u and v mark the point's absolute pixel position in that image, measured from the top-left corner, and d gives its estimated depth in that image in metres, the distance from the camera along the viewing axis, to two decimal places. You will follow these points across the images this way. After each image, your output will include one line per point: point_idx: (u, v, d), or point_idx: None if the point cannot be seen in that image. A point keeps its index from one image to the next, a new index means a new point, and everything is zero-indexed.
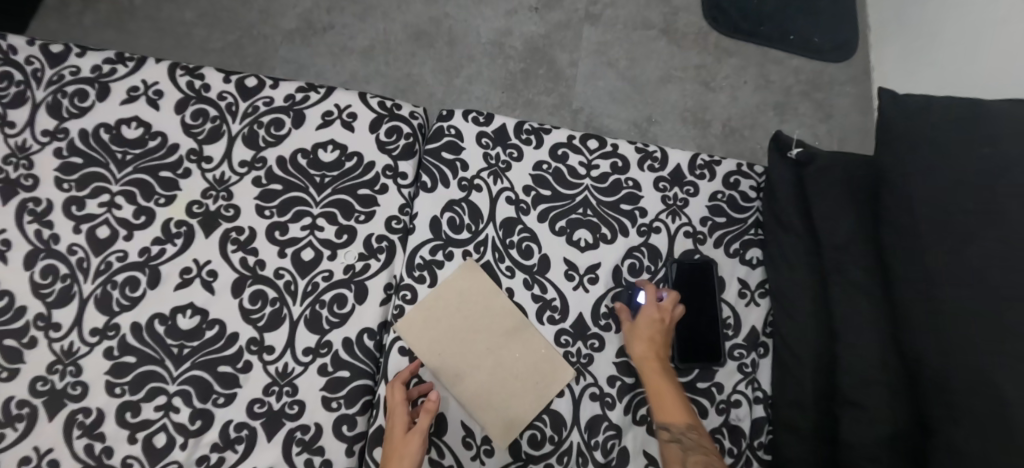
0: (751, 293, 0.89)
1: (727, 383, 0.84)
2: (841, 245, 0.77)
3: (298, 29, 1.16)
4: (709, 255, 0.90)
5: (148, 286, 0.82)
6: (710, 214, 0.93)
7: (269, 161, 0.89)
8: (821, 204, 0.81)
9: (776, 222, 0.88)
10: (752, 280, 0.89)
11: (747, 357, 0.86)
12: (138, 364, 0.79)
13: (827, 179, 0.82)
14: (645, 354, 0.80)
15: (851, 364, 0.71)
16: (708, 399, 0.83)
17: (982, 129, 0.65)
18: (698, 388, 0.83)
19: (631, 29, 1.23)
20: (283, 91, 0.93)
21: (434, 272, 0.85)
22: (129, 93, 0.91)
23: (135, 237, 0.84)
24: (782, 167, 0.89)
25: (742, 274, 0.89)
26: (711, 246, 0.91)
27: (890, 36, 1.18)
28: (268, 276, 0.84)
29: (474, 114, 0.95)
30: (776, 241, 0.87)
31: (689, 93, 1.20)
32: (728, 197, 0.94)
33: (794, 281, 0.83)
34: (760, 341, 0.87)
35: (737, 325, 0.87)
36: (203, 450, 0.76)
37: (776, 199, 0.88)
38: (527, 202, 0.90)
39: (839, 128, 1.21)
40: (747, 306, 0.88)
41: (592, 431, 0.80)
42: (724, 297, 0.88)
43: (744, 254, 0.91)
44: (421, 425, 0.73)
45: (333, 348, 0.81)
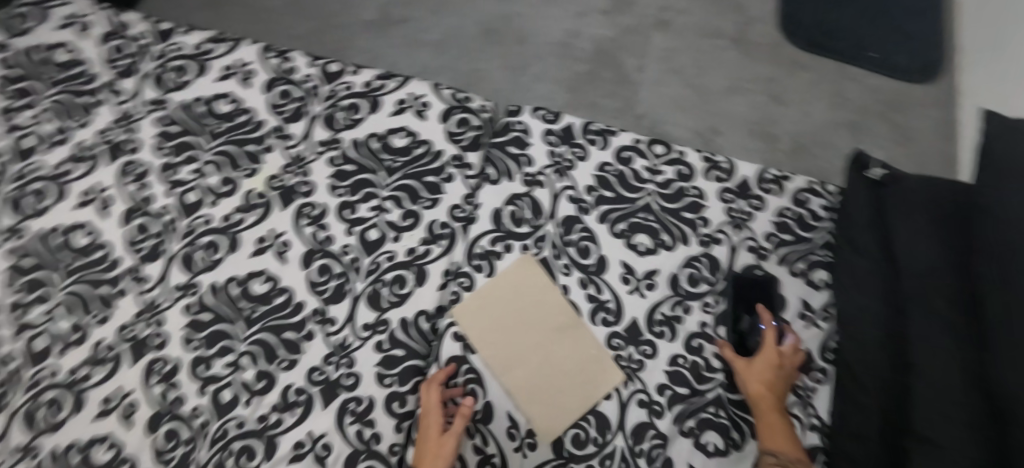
0: (813, 316, 0.85)
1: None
2: (926, 274, 0.74)
3: (377, 20, 1.21)
4: (771, 272, 0.87)
5: (227, 250, 0.88)
6: (776, 229, 0.90)
7: (344, 142, 0.93)
8: (905, 230, 0.77)
9: (846, 244, 0.84)
10: (817, 302, 0.86)
11: (804, 380, 0.82)
12: (212, 322, 0.84)
13: (912, 206, 0.79)
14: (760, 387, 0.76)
15: (927, 398, 0.67)
16: None
17: None
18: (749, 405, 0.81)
19: (703, 38, 1.22)
20: (363, 78, 0.98)
21: (493, 263, 0.87)
22: (224, 71, 0.97)
23: (220, 204, 0.90)
24: (859, 189, 0.86)
25: (805, 295, 0.86)
26: (774, 263, 0.88)
27: (982, 59, 1.12)
28: (335, 251, 0.88)
29: (543, 111, 0.97)
30: (845, 262, 0.83)
31: (758, 106, 1.15)
32: (796, 214, 0.91)
33: (864, 305, 0.79)
34: (819, 366, 0.83)
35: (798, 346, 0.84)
36: (263, 410, 0.81)
37: (850, 220, 0.85)
38: (588, 201, 0.91)
39: (918, 152, 1.12)
40: (808, 328, 0.85)
41: (638, 438, 0.79)
42: (784, 316, 0.85)
43: (808, 275, 0.87)
44: (456, 429, 0.76)
45: (390, 326, 0.84)
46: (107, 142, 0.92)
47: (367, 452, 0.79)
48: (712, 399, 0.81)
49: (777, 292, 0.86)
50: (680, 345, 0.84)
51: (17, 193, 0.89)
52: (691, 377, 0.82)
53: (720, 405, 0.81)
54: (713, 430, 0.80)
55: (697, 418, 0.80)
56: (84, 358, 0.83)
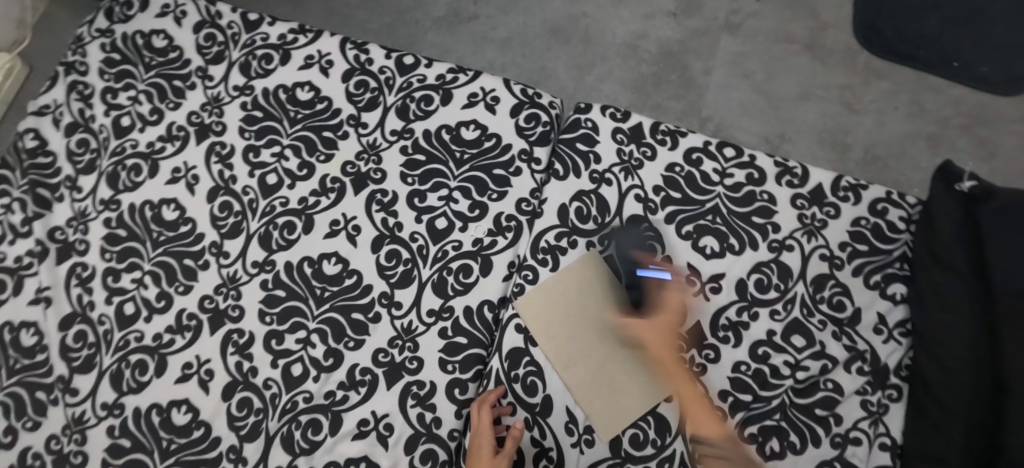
0: (888, 330, 0.81)
1: (848, 417, 0.78)
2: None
3: (446, 16, 1.23)
4: (845, 282, 0.84)
5: (302, 231, 0.92)
6: (852, 240, 0.86)
7: (416, 133, 0.96)
8: (1001, 245, 0.73)
9: (932, 260, 0.80)
10: (893, 317, 0.82)
11: (873, 395, 0.79)
12: (285, 299, 0.89)
13: (1011, 220, 0.74)
14: (669, 363, 0.80)
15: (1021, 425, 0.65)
16: (824, 429, 0.77)
17: None
18: (816, 415, 0.78)
19: (774, 43, 1.18)
20: (435, 71, 1.00)
21: (557, 257, 0.88)
22: (305, 61, 1.01)
23: (297, 187, 0.94)
24: (950, 201, 0.81)
25: (882, 309, 0.82)
26: (848, 273, 0.84)
27: None
28: (403, 237, 0.90)
29: (613, 109, 0.95)
30: (931, 279, 0.79)
31: (830, 114, 1.13)
32: (872, 224, 0.86)
33: (952, 326, 0.75)
34: (890, 382, 0.79)
35: (874, 361, 0.80)
36: (330, 386, 0.84)
37: (938, 234, 0.80)
38: (656, 201, 0.90)
39: (1000, 169, 1.08)
40: (886, 343, 0.81)
41: None
42: (859, 329, 0.82)
43: (885, 288, 0.83)
44: (509, 449, 0.76)
45: (454, 313, 0.86)
46: (196, 124, 0.98)
47: (428, 435, 0.81)
48: (775, 406, 0.79)
49: (850, 302, 0.83)
50: (746, 352, 0.82)
51: (114, 168, 0.96)
52: (755, 383, 0.80)
53: (782, 413, 0.79)
54: (776, 436, 0.78)
55: (760, 424, 0.78)
56: (168, 325, 0.88)
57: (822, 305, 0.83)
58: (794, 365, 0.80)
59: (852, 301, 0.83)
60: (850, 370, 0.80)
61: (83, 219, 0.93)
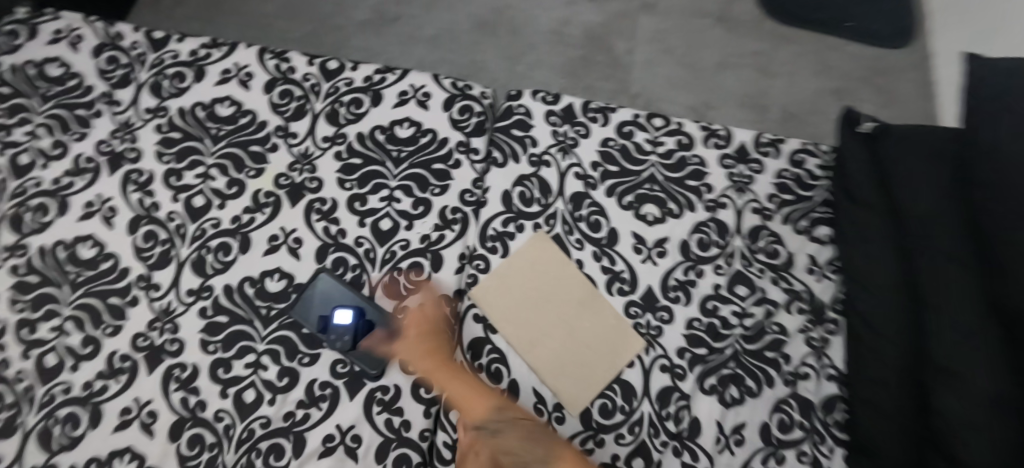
0: (821, 269, 0.87)
1: (796, 355, 0.83)
2: (926, 213, 0.77)
3: (371, 20, 1.15)
4: (777, 231, 0.89)
5: (239, 251, 0.88)
6: (778, 191, 0.92)
7: (349, 137, 0.93)
8: (901, 175, 0.81)
9: (849, 201, 0.86)
10: (822, 257, 0.88)
11: (815, 331, 0.84)
12: (229, 324, 0.84)
13: (905, 152, 0.82)
14: (425, 358, 0.79)
15: (943, 332, 0.70)
16: (776, 369, 0.82)
17: None
18: (766, 357, 0.83)
19: (691, 18, 1.21)
20: (362, 73, 0.97)
21: (506, 243, 0.88)
22: (222, 75, 0.96)
23: (227, 206, 0.90)
24: (856, 144, 0.88)
25: (812, 250, 0.88)
26: (778, 222, 0.90)
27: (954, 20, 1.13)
28: (349, 244, 0.88)
29: (543, 93, 0.97)
30: (850, 217, 0.85)
31: (747, 80, 1.16)
32: (794, 175, 0.93)
33: (873, 256, 0.81)
34: (828, 318, 0.85)
35: (811, 300, 0.86)
36: (289, 407, 0.81)
37: (851, 176, 0.86)
38: (595, 177, 0.92)
39: (901, 114, 1.15)
40: (818, 282, 0.87)
41: (663, 402, 0.80)
42: (794, 272, 0.87)
43: (812, 231, 0.89)
44: None
45: (410, 313, 0.85)
46: (107, 154, 0.92)
47: (398, 440, 0.79)
48: (729, 355, 0.83)
49: (783, 249, 0.88)
50: (697, 308, 0.85)
51: (16, 210, 0.88)
52: (708, 336, 0.84)
53: (736, 359, 0.83)
54: (733, 383, 0.81)
55: (718, 375, 0.82)
56: (99, 371, 0.82)
57: (759, 255, 0.88)
58: (741, 313, 0.85)
59: (785, 247, 0.88)
60: (791, 311, 0.85)
61: None
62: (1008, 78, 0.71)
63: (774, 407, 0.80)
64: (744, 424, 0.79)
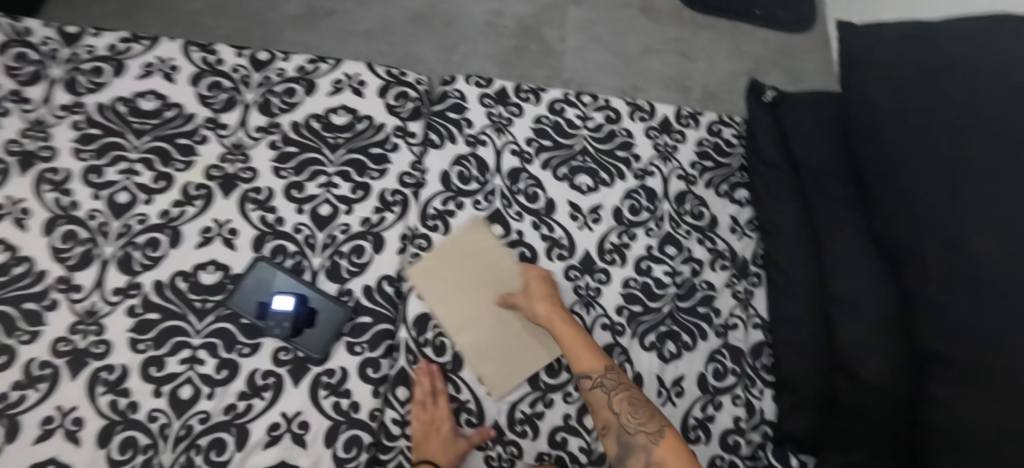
0: (741, 228, 0.95)
1: (724, 308, 0.89)
2: (820, 167, 0.85)
3: (302, 16, 1.12)
4: (701, 195, 0.96)
5: (169, 245, 0.84)
6: (699, 158, 0.99)
7: (284, 126, 0.92)
8: (797, 137, 0.89)
9: (759, 166, 0.94)
10: (741, 217, 0.96)
11: (740, 284, 0.91)
12: (161, 321, 0.81)
13: (799, 115, 0.91)
14: (549, 307, 0.82)
15: (839, 268, 0.78)
16: (708, 323, 0.87)
17: (924, 45, 0.74)
18: (699, 312, 0.88)
19: (615, 8, 1.24)
20: (295, 63, 0.96)
21: (447, 221, 0.90)
22: (145, 69, 0.93)
23: (155, 201, 0.86)
24: (760, 114, 0.96)
25: (733, 212, 0.96)
26: (701, 187, 0.97)
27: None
28: (287, 231, 0.86)
29: (476, 78, 1.00)
30: (760, 180, 0.93)
31: (671, 63, 1.21)
32: (712, 143, 1.01)
33: (780, 212, 0.88)
34: (751, 271, 0.92)
35: (733, 257, 0.92)
36: (230, 399, 0.78)
37: (758, 143, 0.95)
38: (530, 152, 0.96)
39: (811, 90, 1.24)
40: (739, 240, 0.94)
41: None
42: (718, 232, 0.94)
43: (732, 194, 0.97)
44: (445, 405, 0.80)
45: (353, 295, 0.85)
46: (16, 153, 0.86)
47: (347, 421, 0.79)
48: (665, 313, 0.87)
49: (707, 211, 0.95)
50: (632, 269, 0.90)
51: None
52: (643, 295, 0.88)
53: (670, 317, 0.87)
54: (670, 339, 0.86)
55: (656, 332, 0.86)
56: (14, 381, 0.76)
57: (686, 218, 0.94)
58: (673, 272, 0.90)
59: (709, 210, 0.95)
60: (716, 268, 0.91)
61: None
62: (871, 39, 0.79)
63: (709, 358, 0.85)
64: (682, 376, 0.84)
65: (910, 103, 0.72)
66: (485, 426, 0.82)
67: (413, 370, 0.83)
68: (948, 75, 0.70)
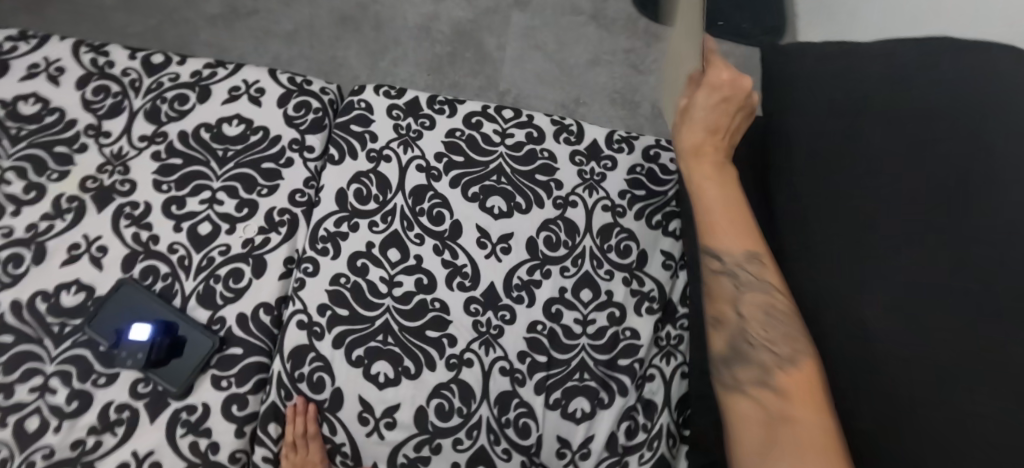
0: (675, 265, 0.84)
1: (647, 358, 0.79)
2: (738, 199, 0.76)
3: (221, 14, 1.05)
4: (630, 228, 0.86)
5: (33, 262, 0.78)
6: (630, 187, 0.88)
7: (170, 135, 0.85)
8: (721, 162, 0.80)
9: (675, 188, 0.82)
10: (674, 251, 0.85)
11: (664, 330, 0.81)
12: (14, 344, 0.74)
13: None
14: None
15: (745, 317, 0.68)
16: (630, 377, 0.78)
17: (843, 64, 0.65)
18: (620, 366, 0.78)
19: (562, 16, 1.13)
20: (190, 67, 0.89)
21: (338, 244, 0.82)
22: (29, 70, 0.87)
23: (24, 212, 0.80)
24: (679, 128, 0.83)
25: (665, 246, 0.85)
26: (631, 219, 0.86)
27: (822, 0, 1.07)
28: (161, 251, 0.80)
29: (386, 88, 0.92)
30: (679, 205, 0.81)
31: (619, 75, 1.11)
32: (647, 170, 0.90)
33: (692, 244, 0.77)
34: (678, 314, 0.82)
35: (661, 298, 0.82)
36: (78, 434, 0.71)
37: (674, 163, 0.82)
38: (438, 169, 0.87)
39: None
40: (672, 278, 0.84)
41: (503, 408, 0.75)
42: (648, 270, 0.83)
43: (665, 226, 0.86)
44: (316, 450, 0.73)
45: (226, 324, 0.77)
46: None
47: (204, 464, 0.71)
48: (575, 366, 0.78)
49: (635, 245, 0.85)
50: (540, 311, 0.80)
51: None
52: (550, 342, 0.79)
53: (584, 370, 0.78)
54: (581, 395, 0.77)
55: (563, 388, 0.77)
56: None
57: (610, 254, 0.84)
58: (584, 320, 0.80)
59: (637, 244, 0.85)
60: (641, 312, 0.81)
61: None
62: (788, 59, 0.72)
63: (622, 415, 0.76)
64: (592, 437, 0.75)
65: (829, 136, 0.63)
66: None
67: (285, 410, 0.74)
68: (868, 106, 0.60)
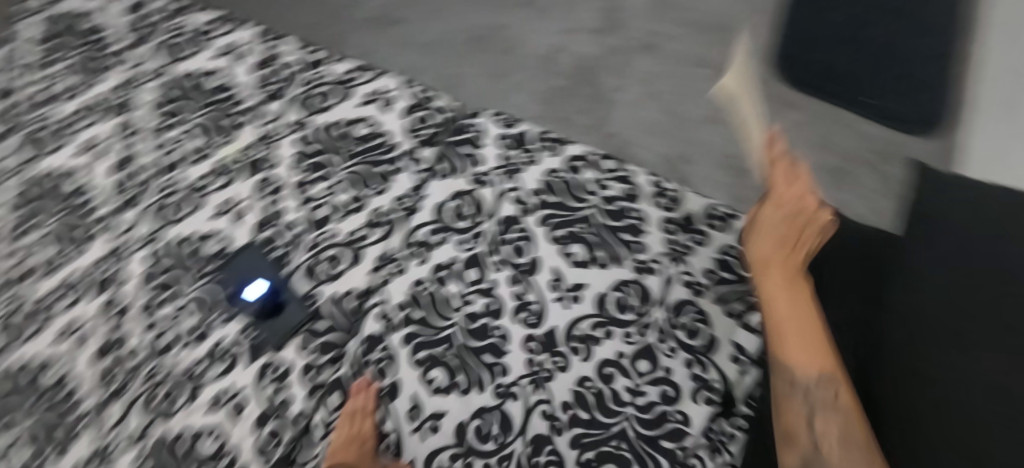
0: (747, 361, 0.80)
1: (692, 446, 0.75)
2: None
3: (374, 20, 1.25)
4: (705, 309, 0.84)
5: (193, 209, 0.97)
6: (717, 267, 0.87)
7: (313, 126, 1.00)
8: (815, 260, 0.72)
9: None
10: (749, 346, 0.81)
11: (717, 424, 0.76)
12: (167, 271, 0.93)
13: None
14: None
15: None
16: (669, 460, 0.74)
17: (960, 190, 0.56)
18: (662, 446, 0.75)
19: (684, 66, 1.17)
20: (342, 70, 1.05)
21: (427, 252, 0.91)
22: (223, 51, 1.07)
23: (196, 167, 0.99)
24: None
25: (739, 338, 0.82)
26: (709, 301, 0.85)
27: (993, 116, 0.98)
28: (284, 223, 0.94)
29: (502, 116, 1.00)
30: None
31: (735, 137, 1.09)
32: (741, 254, 0.87)
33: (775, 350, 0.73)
34: (739, 413, 0.76)
35: (724, 391, 0.78)
36: (195, 357, 0.88)
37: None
38: (531, 203, 0.93)
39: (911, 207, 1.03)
40: (741, 374, 0.79)
41: (536, 449, 0.78)
42: (714, 358, 0.81)
43: (745, 318, 0.83)
44: (367, 430, 0.80)
45: (319, 299, 0.90)
46: (113, 100, 1.05)
47: (276, 413, 0.83)
48: (614, 432, 0.77)
49: (706, 329, 0.83)
50: (593, 369, 0.82)
51: (34, 135, 1.03)
52: (595, 403, 0.79)
53: (623, 439, 0.77)
54: (612, 462, 0.75)
55: (598, 450, 0.76)
56: (53, 286, 0.93)
57: (677, 331, 0.83)
58: (634, 390, 0.80)
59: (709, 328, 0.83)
60: (696, 400, 0.78)
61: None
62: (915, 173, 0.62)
63: None
64: None
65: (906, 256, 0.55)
66: (401, 461, 0.81)
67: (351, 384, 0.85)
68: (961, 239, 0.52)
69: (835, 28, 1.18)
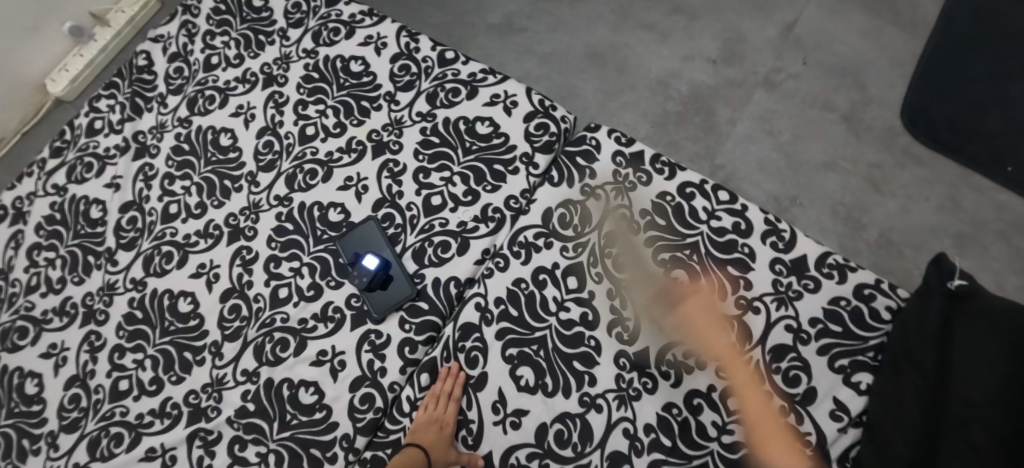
0: (848, 419, 0.79)
1: None
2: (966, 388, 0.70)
3: (500, 25, 1.31)
4: (806, 358, 0.83)
5: (321, 179, 1.05)
6: (825, 318, 0.84)
7: (438, 119, 1.06)
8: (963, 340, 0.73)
9: (898, 354, 0.78)
10: (853, 406, 0.79)
11: None
12: (291, 232, 1.03)
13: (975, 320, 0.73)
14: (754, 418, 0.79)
15: None
16: None
17: None
18: None
19: (804, 107, 1.15)
20: (470, 68, 1.10)
21: (531, 253, 0.94)
22: (366, 40, 1.15)
23: (328, 141, 1.08)
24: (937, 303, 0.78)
25: (839, 394, 0.80)
26: (813, 350, 0.83)
27: None
28: (401, 205, 1.01)
29: (619, 134, 1.02)
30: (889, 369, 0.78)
31: (852, 189, 1.08)
32: (853, 307, 0.84)
33: (892, 415, 0.75)
34: None
35: (818, 447, 0.78)
36: (307, 314, 0.96)
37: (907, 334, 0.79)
38: (638, 223, 0.94)
39: None
40: (840, 432, 0.79)
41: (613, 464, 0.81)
42: (810, 410, 0.80)
43: (850, 375, 0.81)
44: (450, 413, 0.85)
45: (424, 281, 0.96)
46: (265, 73, 1.16)
47: (372, 380, 0.90)
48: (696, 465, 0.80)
49: (806, 379, 0.82)
50: (681, 397, 0.83)
51: (195, 95, 1.16)
52: (679, 432, 0.81)
53: None
54: None
55: None
56: (198, 229, 1.05)
57: (775, 376, 0.82)
58: (721, 427, 0.81)
59: (809, 378, 0.82)
60: None
61: (162, 129, 1.14)
62: None
63: None
64: None
65: None
66: (476, 452, 0.86)
67: (442, 367, 0.90)
68: None
69: (980, 86, 1.11)
